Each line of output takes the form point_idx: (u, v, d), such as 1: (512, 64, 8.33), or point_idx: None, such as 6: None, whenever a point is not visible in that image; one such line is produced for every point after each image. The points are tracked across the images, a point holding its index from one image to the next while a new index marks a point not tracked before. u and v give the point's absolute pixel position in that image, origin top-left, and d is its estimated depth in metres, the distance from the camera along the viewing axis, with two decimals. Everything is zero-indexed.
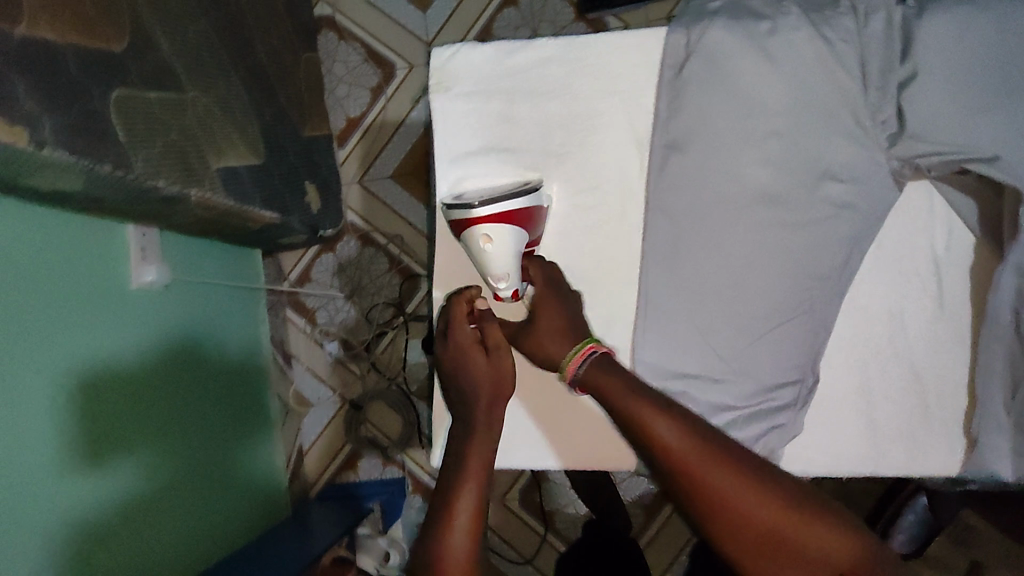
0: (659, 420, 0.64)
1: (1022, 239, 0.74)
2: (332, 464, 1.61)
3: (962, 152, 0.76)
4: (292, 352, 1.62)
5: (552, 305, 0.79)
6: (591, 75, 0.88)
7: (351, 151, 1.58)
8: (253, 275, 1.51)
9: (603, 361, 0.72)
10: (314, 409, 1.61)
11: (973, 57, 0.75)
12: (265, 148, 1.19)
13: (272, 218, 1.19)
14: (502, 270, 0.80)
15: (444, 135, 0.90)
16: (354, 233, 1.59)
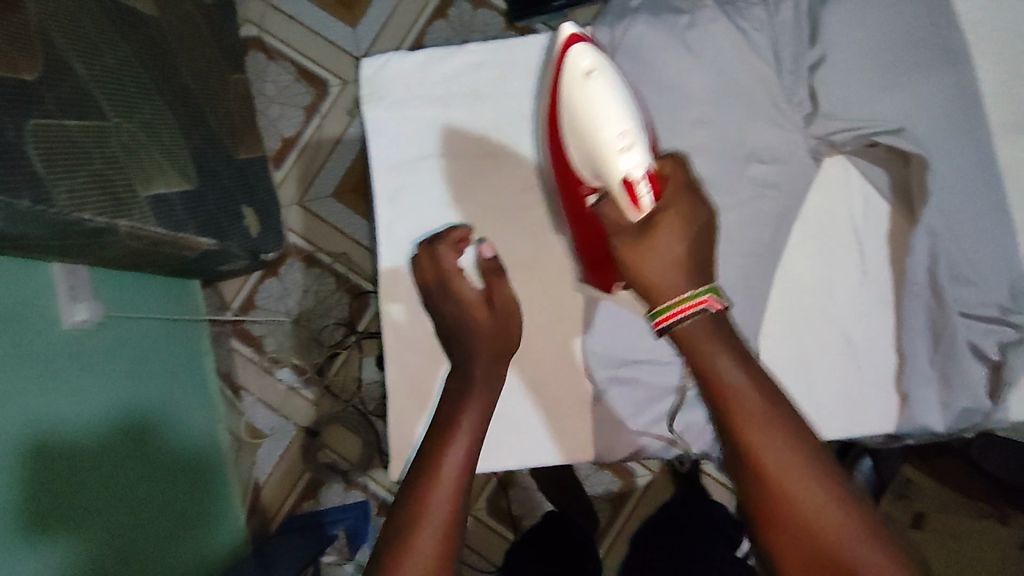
0: (740, 395, 0.60)
1: (930, 202, 0.80)
2: (291, 495, 1.56)
3: (871, 127, 0.81)
4: (241, 383, 1.57)
5: (672, 225, 0.64)
6: (523, 75, 0.90)
7: (287, 172, 1.56)
8: (192, 308, 1.46)
9: (716, 323, 0.63)
10: (268, 440, 1.56)
11: (869, 39, 0.81)
12: (196, 172, 1.16)
13: (209, 244, 1.15)
14: (619, 127, 0.67)
15: (382, 143, 0.90)
16: (298, 255, 1.56)
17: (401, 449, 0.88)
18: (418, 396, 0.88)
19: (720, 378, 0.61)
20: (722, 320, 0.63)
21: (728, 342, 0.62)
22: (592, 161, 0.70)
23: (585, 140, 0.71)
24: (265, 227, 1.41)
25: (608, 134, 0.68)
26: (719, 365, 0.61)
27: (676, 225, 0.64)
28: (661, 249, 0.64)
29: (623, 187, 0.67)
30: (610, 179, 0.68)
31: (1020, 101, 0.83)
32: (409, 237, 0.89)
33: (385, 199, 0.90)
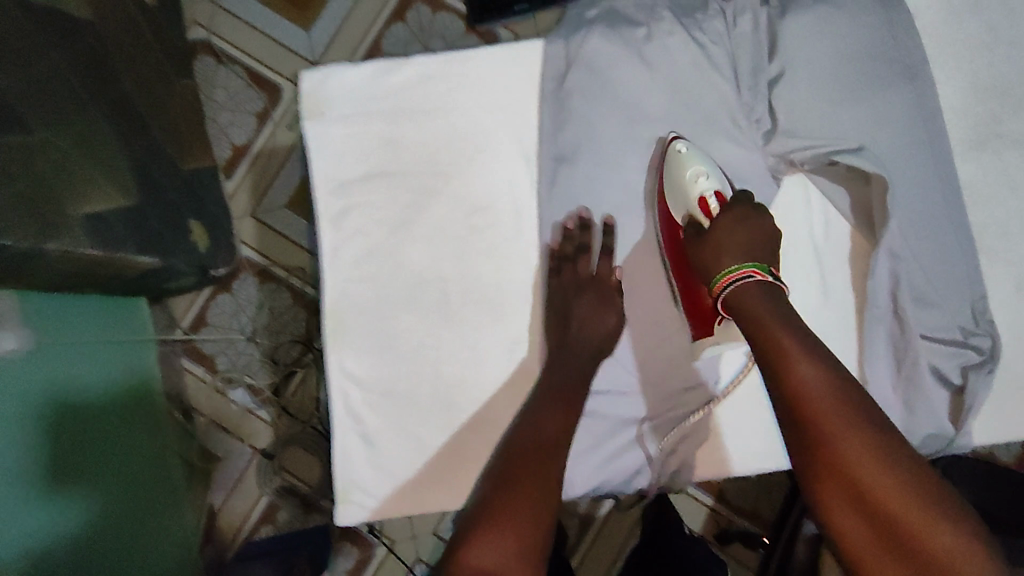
0: (802, 367, 0.67)
1: (891, 224, 0.77)
2: (246, 521, 1.47)
3: (831, 145, 0.78)
4: (194, 404, 1.49)
5: (730, 217, 0.77)
6: (473, 90, 0.85)
7: (238, 183, 1.48)
8: (141, 330, 1.35)
9: (770, 292, 0.73)
10: (224, 462, 1.49)
11: (828, 56, 0.79)
12: (138, 187, 1.06)
13: (152, 264, 1.09)
14: (701, 167, 0.78)
15: (324, 161, 0.85)
16: (251, 270, 1.49)
17: (348, 488, 0.83)
18: (364, 432, 0.83)
19: (777, 335, 0.69)
20: (776, 290, 0.73)
21: (781, 308, 0.71)
22: (680, 196, 0.79)
23: (672, 185, 0.80)
24: (216, 243, 1.36)
25: (692, 173, 0.78)
26: (776, 326, 0.70)
27: (741, 218, 0.77)
28: (725, 238, 0.76)
29: (702, 203, 0.78)
30: (694, 204, 0.79)
31: (979, 117, 0.81)
32: (354, 262, 0.84)
33: (327, 222, 0.85)
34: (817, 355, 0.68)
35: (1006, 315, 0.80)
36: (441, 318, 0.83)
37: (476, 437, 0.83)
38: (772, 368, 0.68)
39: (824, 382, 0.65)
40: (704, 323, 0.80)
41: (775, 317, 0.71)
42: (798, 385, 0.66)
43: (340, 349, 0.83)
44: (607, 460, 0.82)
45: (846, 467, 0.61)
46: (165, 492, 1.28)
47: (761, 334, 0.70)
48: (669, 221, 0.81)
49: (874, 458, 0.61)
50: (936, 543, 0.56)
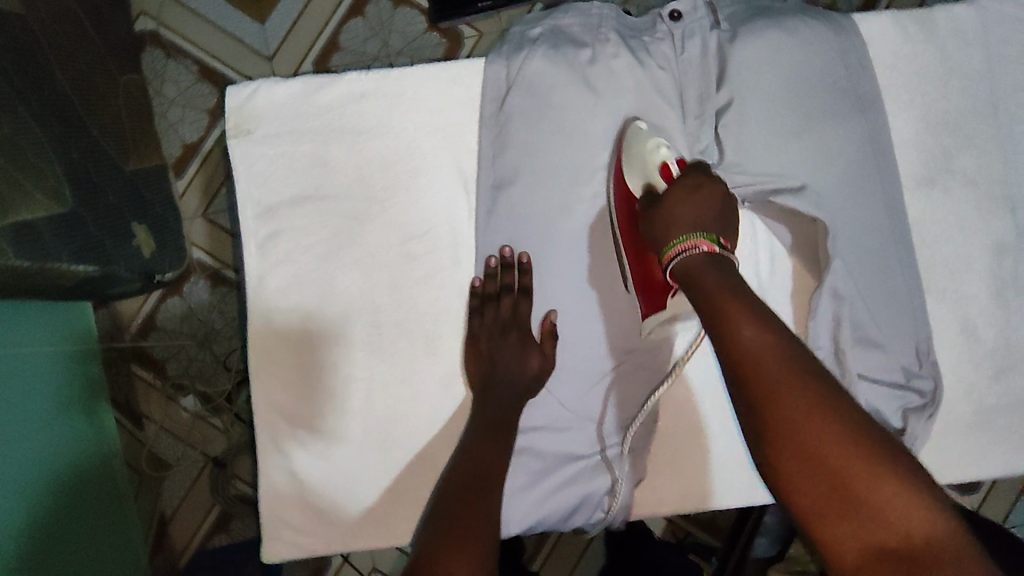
0: (744, 329, 0.63)
1: (834, 263, 0.75)
2: (199, 530, 1.22)
3: (775, 182, 0.75)
4: (143, 410, 1.22)
5: (682, 190, 0.73)
6: (409, 110, 0.81)
7: (189, 181, 1.21)
8: (82, 339, 1.13)
9: (716, 262, 0.68)
10: (176, 471, 1.22)
11: (779, 83, 0.76)
12: (72, 191, 0.87)
13: (89, 272, 0.88)
14: (660, 140, 0.76)
15: (252, 182, 0.80)
16: (202, 272, 1.22)
17: (274, 524, 0.79)
18: (294, 469, 0.79)
19: (719, 299, 0.65)
20: (725, 260, 0.69)
21: (725, 274, 0.67)
22: (639, 166, 0.76)
23: (630, 159, 0.77)
24: (161, 244, 1.11)
25: (653, 144, 0.76)
26: (720, 292, 0.65)
27: (691, 189, 0.72)
28: (678, 213, 0.71)
29: (663, 169, 0.75)
30: (655, 171, 0.75)
31: (930, 151, 0.80)
32: (282, 290, 0.80)
33: (253, 248, 0.80)
34: (758, 316, 0.63)
35: (948, 354, 0.79)
36: (371, 351, 0.79)
37: (408, 472, 0.80)
38: (716, 334, 0.64)
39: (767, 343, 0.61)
40: (658, 298, 0.75)
41: (718, 285, 0.66)
42: (739, 348, 0.62)
43: (265, 383, 0.80)
44: (539, 501, 0.78)
45: (793, 430, 0.57)
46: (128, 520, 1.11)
47: (706, 300, 0.66)
48: (626, 195, 0.77)
49: (824, 419, 0.56)
50: (883, 505, 0.52)
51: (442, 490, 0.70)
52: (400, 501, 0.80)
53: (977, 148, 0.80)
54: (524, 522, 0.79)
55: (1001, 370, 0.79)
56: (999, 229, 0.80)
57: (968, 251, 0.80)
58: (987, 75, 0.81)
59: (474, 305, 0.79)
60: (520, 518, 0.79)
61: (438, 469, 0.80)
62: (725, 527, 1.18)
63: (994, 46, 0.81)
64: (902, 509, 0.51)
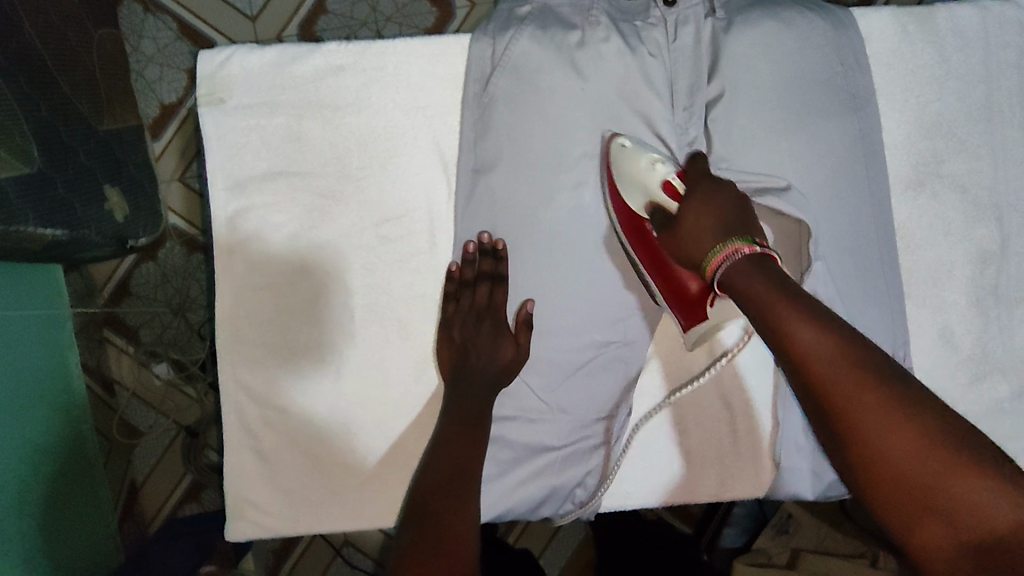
0: (802, 333, 0.59)
1: (815, 266, 0.72)
2: (171, 498, 1.19)
3: (761, 181, 0.74)
4: (115, 376, 1.18)
5: (697, 200, 0.71)
6: (390, 87, 0.78)
7: (167, 144, 1.16)
8: (55, 300, 1.05)
9: (759, 261, 0.65)
10: (147, 439, 1.19)
11: (768, 78, 0.75)
12: (40, 150, 0.82)
13: (56, 237, 0.84)
14: (651, 154, 0.75)
15: (224, 153, 0.77)
16: (178, 239, 1.17)
17: (236, 507, 0.77)
18: (259, 451, 0.77)
19: (774, 304, 0.61)
20: (765, 259, 0.65)
21: (774, 273, 0.63)
22: (640, 188, 0.74)
23: (626, 183, 0.75)
24: (135, 208, 1.03)
25: (647, 161, 0.74)
26: (775, 296, 0.61)
27: (704, 200, 0.70)
28: (692, 228, 0.71)
29: (667, 187, 0.74)
30: (657, 191, 0.74)
31: (921, 155, 0.79)
32: (251, 267, 0.77)
33: (222, 222, 0.77)
34: (815, 316, 0.60)
35: (924, 360, 0.79)
36: (338, 333, 0.77)
37: (375, 456, 0.78)
38: (772, 339, 0.61)
39: (829, 345, 0.58)
40: (697, 314, 0.73)
41: (770, 286, 0.62)
42: (801, 356, 0.59)
43: (230, 361, 0.77)
44: (507, 492, 0.77)
45: (871, 439, 0.54)
46: (99, 492, 1.06)
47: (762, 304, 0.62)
48: (630, 215, 0.76)
49: (899, 424, 0.54)
50: (970, 505, 0.51)
51: (421, 477, 0.70)
52: (364, 485, 0.78)
53: (968, 154, 0.79)
54: (490, 512, 0.77)
55: (975, 379, 0.79)
56: (984, 238, 0.79)
57: (952, 257, 0.79)
58: (983, 80, 0.79)
59: (450, 290, 0.77)
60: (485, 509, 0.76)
61: (405, 456, 0.78)
62: (697, 513, 1.16)
63: (992, 50, 0.80)
64: (989, 505, 0.50)
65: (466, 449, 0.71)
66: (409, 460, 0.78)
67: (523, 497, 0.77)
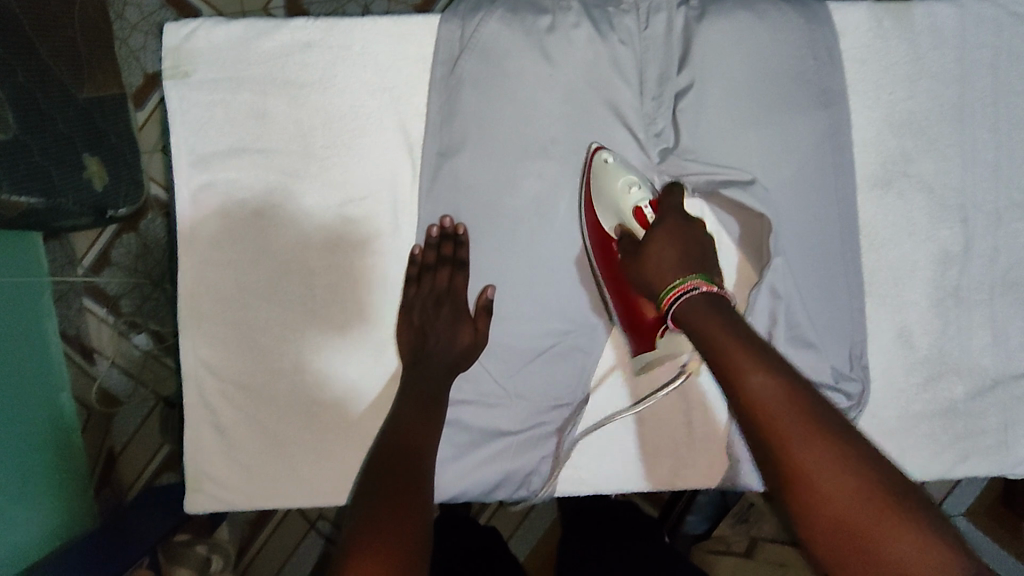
0: (751, 373, 0.58)
1: (775, 261, 0.73)
2: (148, 469, 1.20)
3: (726, 174, 0.74)
4: (95, 344, 1.16)
5: (666, 230, 0.71)
6: (357, 65, 0.77)
7: (150, 114, 1.12)
8: (34, 270, 1.03)
9: (715, 301, 0.66)
10: (127, 407, 1.19)
11: (740, 70, 0.74)
12: (14, 116, 0.82)
13: (31, 205, 0.85)
14: (630, 176, 0.74)
15: (188, 127, 0.76)
16: (161, 210, 1.16)
17: (194, 479, 0.78)
18: (219, 426, 0.78)
19: (728, 351, 0.60)
20: (720, 299, 0.66)
21: (730, 319, 0.63)
22: (613, 208, 0.74)
23: (602, 200, 0.74)
24: (116, 178, 1.02)
25: (625, 183, 0.73)
26: (724, 337, 0.61)
27: (671, 233, 0.71)
28: (655, 258, 0.70)
29: (638, 214, 0.73)
30: (628, 217, 0.74)
31: (889, 153, 0.79)
32: (213, 242, 0.77)
33: (185, 197, 0.76)
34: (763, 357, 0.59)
35: (882, 359, 0.79)
36: (302, 313, 0.77)
37: (333, 435, 0.78)
38: (728, 387, 0.60)
39: (780, 393, 0.57)
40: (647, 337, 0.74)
41: (721, 330, 0.62)
42: (750, 403, 0.58)
43: (192, 335, 0.77)
44: (461, 475, 0.78)
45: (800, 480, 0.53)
46: (74, 461, 1.04)
47: (719, 351, 0.61)
48: (599, 233, 0.75)
49: (837, 474, 0.52)
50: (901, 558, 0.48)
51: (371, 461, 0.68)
52: (323, 462, 0.78)
53: (936, 154, 0.79)
54: (444, 493, 0.78)
55: (931, 378, 0.79)
56: (947, 239, 0.79)
57: (914, 257, 0.79)
58: (957, 79, 0.79)
59: (412, 273, 0.77)
60: (439, 490, 0.77)
61: (365, 436, 0.78)
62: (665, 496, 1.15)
63: (968, 49, 0.79)
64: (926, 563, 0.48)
65: (422, 426, 0.71)
66: (366, 439, 0.79)
67: (476, 479, 0.78)
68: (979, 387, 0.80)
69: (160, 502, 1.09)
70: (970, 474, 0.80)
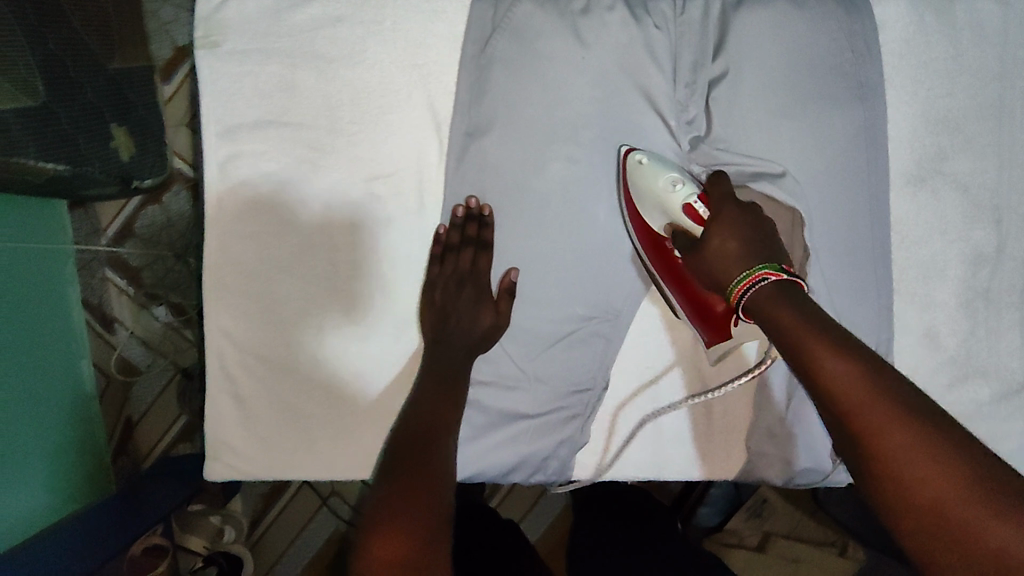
0: (833, 364, 0.54)
1: (805, 255, 0.72)
2: (164, 438, 1.19)
3: (758, 165, 0.73)
4: (116, 315, 1.16)
5: (726, 220, 0.66)
6: (389, 41, 0.77)
7: (178, 88, 1.13)
8: (59, 236, 1.06)
9: (787, 288, 0.61)
10: (144, 377, 1.18)
11: (777, 60, 0.73)
12: (44, 83, 0.82)
13: (57, 171, 0.85)
14: (671, 175, 0.70)
15: (217, 98, 0.76)
16: (185, 184, 1.15)
17: (214, 448, 0.79)
18: (239, 397, 0.78)
19: (804, 340, 0.57)
20: (793, 287, 0.61)
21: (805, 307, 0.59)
22: (660, 209, 0.70)
23: (644, 202, 0.71)
24: (142, 149, 1.02)
25: (666, 181, 0.69)
26: (800, 326, 0.57)
27: (728, 221, 0.65)
28: (719, 251, 0.65)
29: (688, 210, 0.68)
30: (677, 216, 0.69)
31: (925, 150, 0.77)
32: (241, 215, 0.77)
33: (213, 167, 0.77)
34: (843, 347, 0.55)
35: (907, 360, 0.78)
36: (325, 290, 0.78)
37: (352, 410, 0.79)
38: (803, 376, 0.56)
39: (868, 391, 0.52)
40: (722, 328, 0.71)
41: (796, 316, 0.58)
42: (834, 392, 0.53)
43: (215, 305, 0.77)
44: (478, 455, 0.78)
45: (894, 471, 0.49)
46: (92, 425, 1.07)
47: (793, 338, 0.57)
48: (650, 235, 0.73)
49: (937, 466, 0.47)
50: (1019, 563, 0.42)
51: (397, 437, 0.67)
52: (341, 437, 0.79)
53: (972, 152, 0.77)
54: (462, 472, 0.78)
55: (956, 380, 0.78)
56: (980, 239, 0.77)
57: (945, 257, 0.78)
58: (996, 78, 0.77)
59: (436, 252, 0.77)
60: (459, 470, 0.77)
61: (383, 413, 0.79)
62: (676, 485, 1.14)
63: (1009, 47, 0.77)
64: None
65: (440, 407, 0.70)
66: (384, 416, 0.79)
67: (492, 460, 0.78)
68: (1005, 392, 0.79)
69: (171, 471, 1.10)
70: None
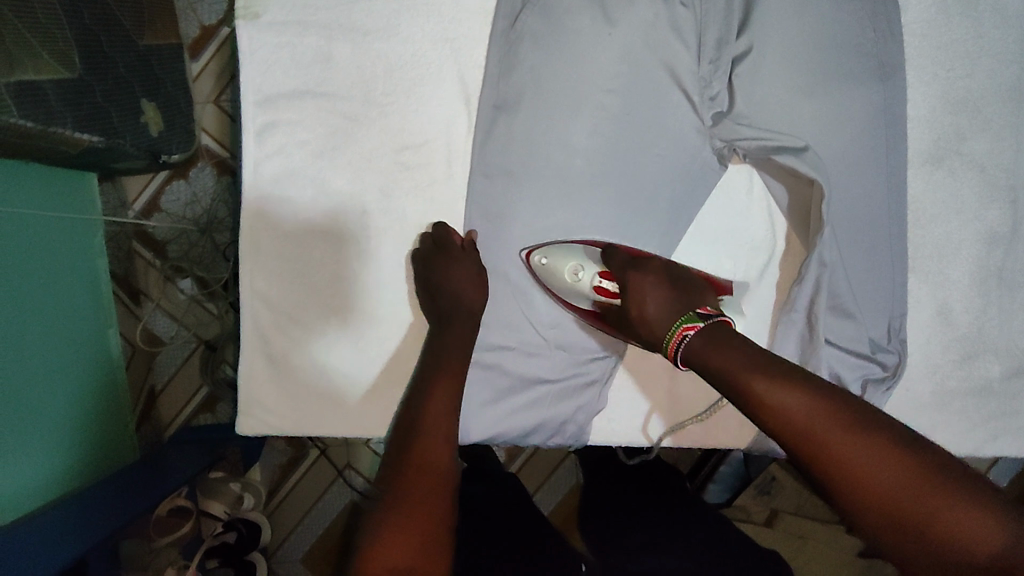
0: (778, 392, 0.60)
1: (824, 229, 0.74)
2: (187, 407, 1.23)
3: (779, 140, 0.75)
4: (142, 286, 1.20)
5: (640, 285, 0.75)
6: (421, 16, 0.79)
7: (205, 66, 1.16)
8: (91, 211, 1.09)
9: (717, 331, 0.69)
10: (168, 348, 1.21)
11: (799, 40, 0.74)
12: (82, 56, 0.84)
13: (92, 143, 0.87)
14: (572, 264, 0.79)
15: (254, 68, 0.79)
16: (210, 160, 1.19)
17: (246, 407, 0.82)
18: (270, 358, 0.81)
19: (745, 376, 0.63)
20: (720, 329, 0.69)
21: (738, 343, 0.66)
22: (578, 294, 0.80)
23: (566, 293, 0.80)
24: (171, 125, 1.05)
25: (572, 273, 0.79)
26: (741, 363, 0.64)
27: (642, 284, 0.75)
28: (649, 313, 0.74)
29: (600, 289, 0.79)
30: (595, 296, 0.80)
31: (943, 130, 0.78)
32: (274, 182, 0.80)
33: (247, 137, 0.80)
34: (779, 373, 0.62)
35: (920, 335, 0.80)
36: (354, 254, 0.81)
37: (378, 373, 0.82)
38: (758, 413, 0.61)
39: (812, 412, 0.58)
40: None
41: (737, 354, 0.65)
42: (786, 420, 0.59)
43: (250, 271, 0.80)
44: (500, 418, 0.80)
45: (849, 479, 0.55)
46: (118, 394, 1.10)
47: (741, 374, 0.63)
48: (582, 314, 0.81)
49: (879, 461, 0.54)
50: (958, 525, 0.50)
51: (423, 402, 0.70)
52: (368, 396, 0.82)
53: (990, 133, 0.79)
54: (485, 434, 0.80)
55: (966, 357, 0.80)
56: (995, 218, 0.79)
57: (960, 235, 0.79)
58: (1015, 59, 0.79)
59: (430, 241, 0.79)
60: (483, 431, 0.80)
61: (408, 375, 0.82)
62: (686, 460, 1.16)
63: None
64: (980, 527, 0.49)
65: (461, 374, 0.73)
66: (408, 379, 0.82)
67: (514, 423, 0.80)
68: (1012, 369, 0.81)
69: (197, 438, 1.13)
70: (998, 454, 0.82)
